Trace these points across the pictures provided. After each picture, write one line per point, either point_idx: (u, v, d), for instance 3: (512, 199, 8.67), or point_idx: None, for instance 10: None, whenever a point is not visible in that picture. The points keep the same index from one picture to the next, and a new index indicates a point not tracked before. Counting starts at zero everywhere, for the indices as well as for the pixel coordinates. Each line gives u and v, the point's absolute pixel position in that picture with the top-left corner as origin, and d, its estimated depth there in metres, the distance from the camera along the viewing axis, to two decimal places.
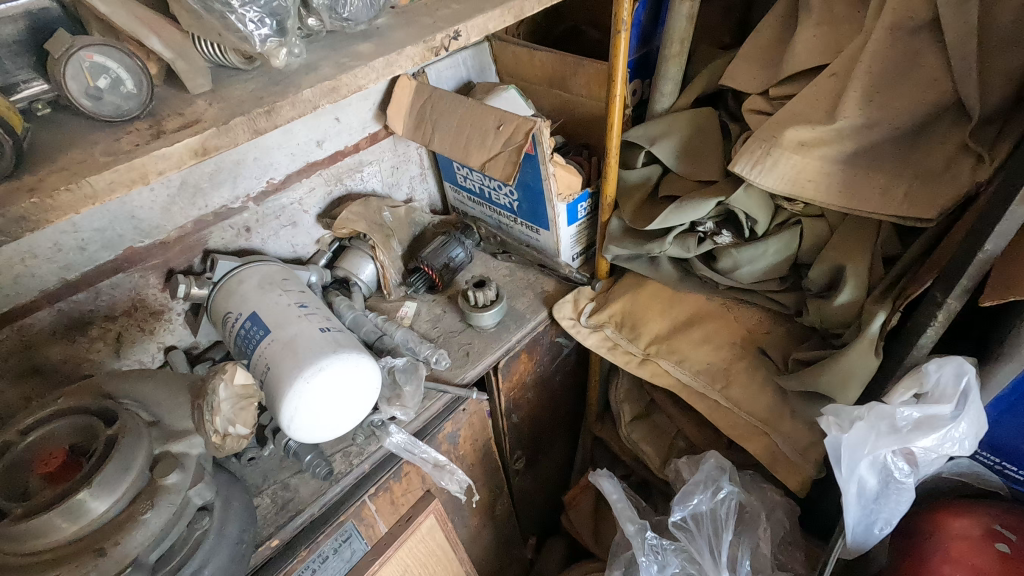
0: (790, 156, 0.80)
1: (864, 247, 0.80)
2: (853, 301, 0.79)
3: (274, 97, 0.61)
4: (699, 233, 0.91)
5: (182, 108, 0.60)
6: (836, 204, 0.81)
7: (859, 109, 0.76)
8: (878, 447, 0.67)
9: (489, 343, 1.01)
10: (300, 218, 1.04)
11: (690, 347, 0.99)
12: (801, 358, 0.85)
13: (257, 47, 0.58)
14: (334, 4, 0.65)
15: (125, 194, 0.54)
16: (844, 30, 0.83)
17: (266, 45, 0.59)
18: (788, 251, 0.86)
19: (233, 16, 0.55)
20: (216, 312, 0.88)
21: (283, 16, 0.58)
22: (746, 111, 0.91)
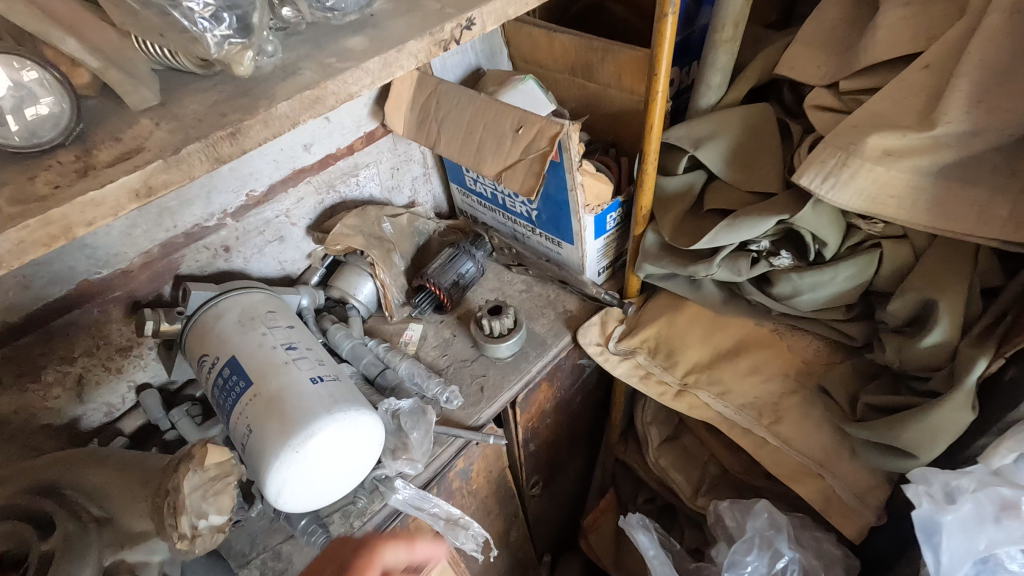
0: (875, 168, 0.66)
1: (959, 278, 0.66)
2: (944, 343, 0.66)
3: (241, 113, 0.48)
4: (752, 253, 0.78)
5: (122, 130, 0.46)
6: (925, 225, 0.67)
7: (964, 113, 0.62)
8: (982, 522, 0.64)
9: (502, 376, 0.88)
10: (287, 232, 0.91)
11: (735, 379, 0.87)
12: (873, 403, 0.73)
13: (211, 53, 0.45)
14: None
15: (45, 254, 0.41)
16: (939, 10, 0.68)
17: (226, 46, 0.45)
18: (860, 278, 0.73)
19: (176, 12, 0.42)
20: (190, 352, 0.76)
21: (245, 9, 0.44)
22: (809, 107, 0.78)
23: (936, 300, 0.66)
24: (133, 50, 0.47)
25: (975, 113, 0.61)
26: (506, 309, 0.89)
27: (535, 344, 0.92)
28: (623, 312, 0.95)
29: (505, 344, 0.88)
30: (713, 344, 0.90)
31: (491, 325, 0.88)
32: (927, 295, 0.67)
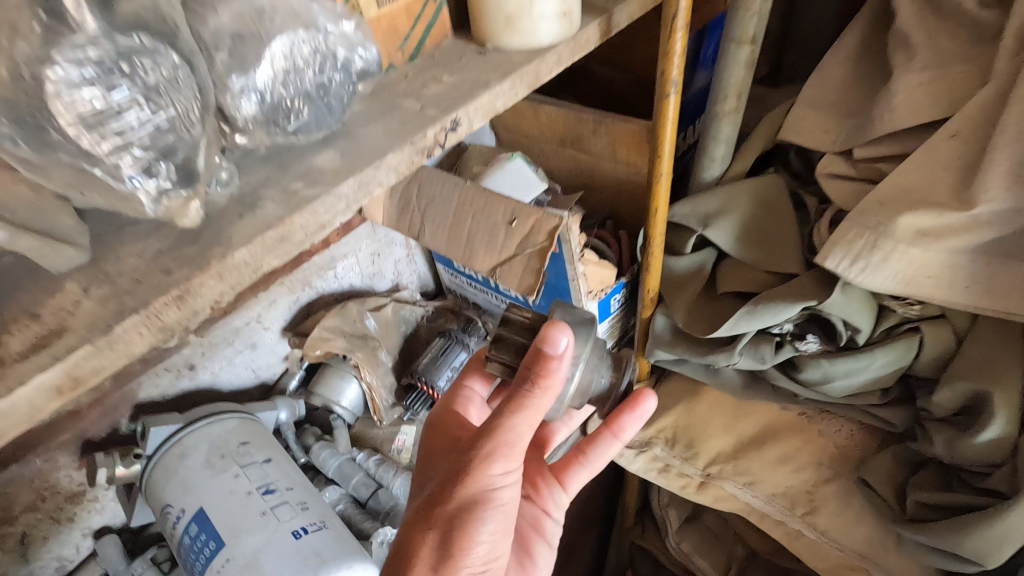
0: (909, 251, 0.60)
1: (1013, 363, 0.60)
2: (1002, 440, 0.60)
3: (190, 269, 0.39)
4: (776, 336, 0.72)
5: (43, 303, 0.38)
6: (968, 304, 0.61)
7: (1005, 191, 0.56)
8: None
9: (591, 374, 0.54)
10: (260, 338, 0.82)
11: (764, 468, 0.79)
12: (926, 501, 0.66)
13: (148, 209, 0.36)
14: (273, 116, 0.41)
15: None
16: (959, 74, 0.62)
17: (165, 202, 0.36)
18: (899, 364, 0.66)
19: (97, 170, 0.33)
20: (152, 497, 0.66)
21: (189, 155, 0.35)
22: (822, 176, 0.72)
23: (993, 391, 0.60)
24: (60, 209, 0.39)
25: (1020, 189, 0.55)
26: (492, 344, 0.54)
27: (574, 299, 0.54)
28: None
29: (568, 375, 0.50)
30: (736, 429, 0.82)
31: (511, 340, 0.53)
32: (981, 386, 0.60)
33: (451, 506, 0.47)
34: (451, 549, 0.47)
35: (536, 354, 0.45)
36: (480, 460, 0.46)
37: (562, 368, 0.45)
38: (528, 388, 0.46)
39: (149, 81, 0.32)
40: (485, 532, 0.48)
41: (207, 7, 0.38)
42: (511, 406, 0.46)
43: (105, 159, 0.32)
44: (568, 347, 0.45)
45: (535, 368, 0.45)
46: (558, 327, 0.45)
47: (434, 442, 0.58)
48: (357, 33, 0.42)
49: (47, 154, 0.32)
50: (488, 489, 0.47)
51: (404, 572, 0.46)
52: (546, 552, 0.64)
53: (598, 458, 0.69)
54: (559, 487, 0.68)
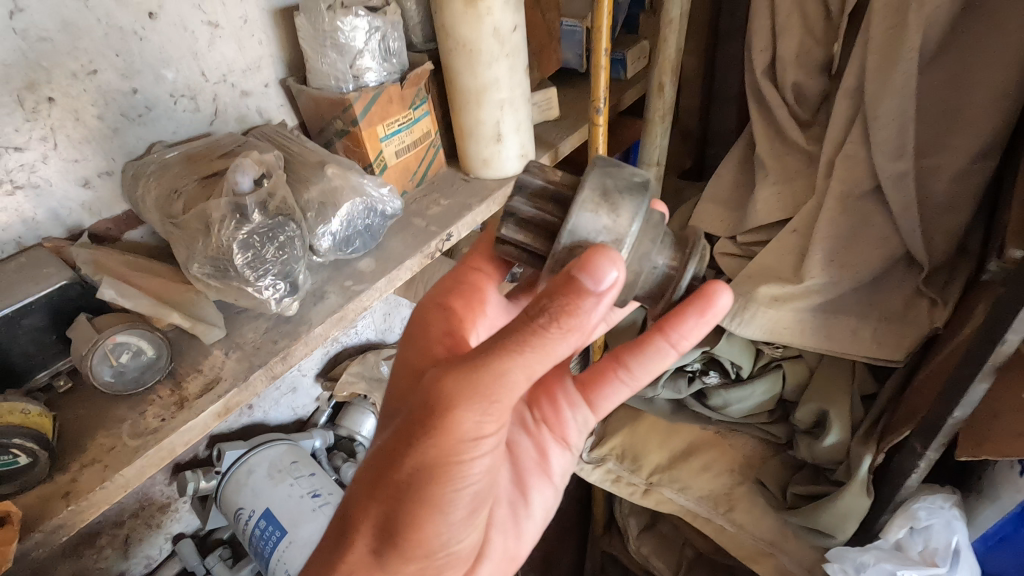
0: (768, 310, 0.85)
1: (844, 390, 0.86)
2: (840, 442, 0.84)
3: (288, 340, 0.64)
4: (689, 373, 0.97)
5: (200, 362, 0.62)
6: (815, 346, 0.85)
7: (823, 270, 0.82)
8: (882, 565, 0.79)
9: (637, 262, 0.49)
10: (299, 382, 1.05)
11: (690, 475, 1.01)
12: (799, 493, 0.89)
13: (271, 307, 0.60)
14: (343, 243, 0.69)
15: (154, 472, 0.55)
16: (798, 187, 0.89)
17: (285, 303, 0.62)
18: (774, 391, 0.91)
19: (250, 288, 0.58)
20: (225, 503, 0.89)
21: (296, 276, 0.61)
22: (719, 255, 0.97)
23: (830, 409, 0.85)
24: (202, 301, 0.64)
25: (831, 269, 0.82)
26: (516, 192, 0.53)
27: (622, 162, 0.48)
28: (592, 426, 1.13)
29: (596, 225, 0.46)
30: (669, 445, 1.05)
31: (537, 228, 0.52)
32: (822, 405, 0.85)
33: (405, 472, 0.42)
34: (403, 523, 0.43)
35: (575, 281, 0.41)
36: (447, 412, 0.41)
37: (603, 301, 0.42)
38: (548, 326, 0.42)
39: (279, 236, 0.58)
40: (446, 507, 0.43)
41: (299, 189, 0.65)
42: (509, 346, 0.42)
43: (254, 280, 0.58)
44: (618, 278, 0.42)
45: (556, 305, 0.41)
46: (610, 255, 0.42)
47: (417, 355, 0.51)
48: (389, 192, 0.70)
49: (221, 279, 0.58)
50: (458, 456, 0.42)
51: (346, 541, 0.44)
52: (546, 493, 0.62)
53: (644, 374, 0.61)
54: (586, 406, 0.63)
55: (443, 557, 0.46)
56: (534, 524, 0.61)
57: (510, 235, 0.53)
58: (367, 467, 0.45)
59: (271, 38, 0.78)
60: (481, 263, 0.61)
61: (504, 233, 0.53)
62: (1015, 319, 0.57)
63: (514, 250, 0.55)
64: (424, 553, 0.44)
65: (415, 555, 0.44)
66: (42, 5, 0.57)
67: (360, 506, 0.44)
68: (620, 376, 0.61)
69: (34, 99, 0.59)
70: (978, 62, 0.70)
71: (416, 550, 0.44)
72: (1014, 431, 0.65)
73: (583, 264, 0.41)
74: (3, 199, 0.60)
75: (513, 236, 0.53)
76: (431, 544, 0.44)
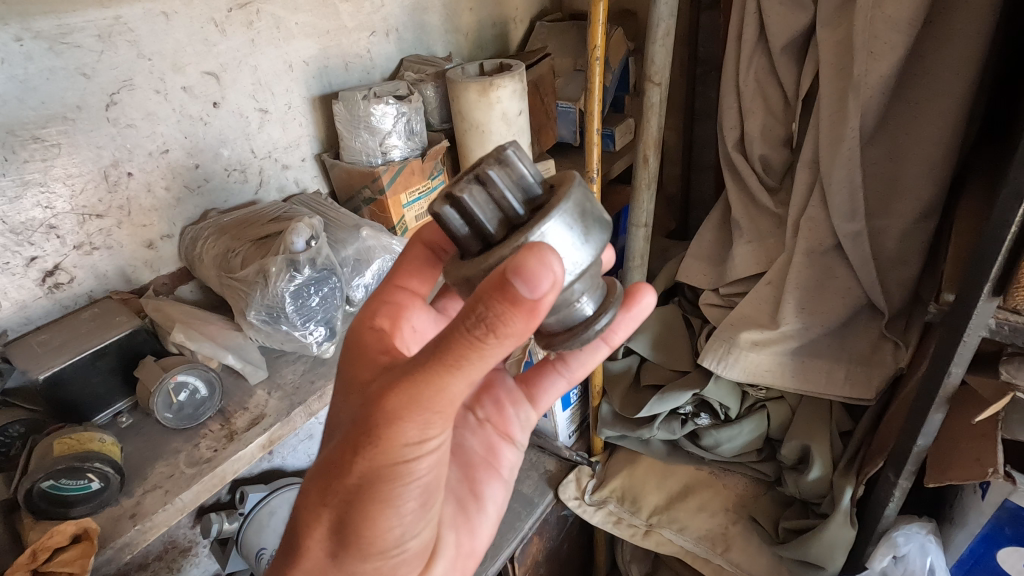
0: (750, 353, 0.94)
1: (823, 427, 0.94)
2: (823, 476, 0.92)
3: (324, 380, 0.72)
4: (682, 415, 1.05)
5: (245, 401, 0.70)
6: (794, 386, 0.94)
7: (796, 317, 0.91)
8: None
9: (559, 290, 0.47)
10: (316, 430, 1.10)
11: (688, 515, 1.07)
12: (791, 527, 0.95)
13: (314, 349, 0.73)
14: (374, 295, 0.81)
15: (206, 498, 0.61)
16: (770, 244, 1.00)
17: (326, 345, 0.74)
18: (760, 430, 1.00)
19: (297, 333, 0.70)
20: (244, 545, 0.91)
21: (335, 322, 0.74)
22: (704, 306, 1.07)
23: (812, 445, 0.92)
24: (248, 345, 0.73)
25: (803, 316, 0.91)
26: (495, 163, 0.47)
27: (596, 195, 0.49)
28: (593, 469, 1.18)
29: (569, 240, 0.45)
30: (666, 486, 1.11)
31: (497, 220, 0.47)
32: (804, 441, 0.93)
33: (353, 478, 0.44)
34: (355, 525, 0.46)
35: (509, 293, 0.38)
36: (388, 423, 0.42)
37: (540, 309, 0.39)
38: (482, 336, 0.39)
39: (323, 287, 0.70)
40: (393, 509, 0.46)
41: (338, 247, 0.75)
42: (442, 364, 0.40)
43: (301, 326, 0.70)
44: (556, 281, 0.39)
45: (487, 312, 0.38)
46: (546, 253, 0.38)
47: (355, 371, 0.51)
48: None
49: (272, 323, 0.69)
50: (402, 460, 0.44)
51: (304, 538, 0.48)
52: (496, 490, 0.66)
53: (578, 365, 0.71)
54: (527, 402, 0.71)
55: (394, 559, 0.49)
56: (487, 523, 0.65)
57: (476, 208, 0.46)
58: (317, 473, 0.47)
59: (310, 121, 0.90)
60: (405, 275, 0.60)
61: (466, 197, 0.45)
62: (954, 356, 0.68)
63: (462, 223, 0.47)
64: (379, 550, 0.48)
65: (369, 553, 0.47)
66: (132, 100, 0.69)
67: (312, 511, 0.47)
68: (560, 370, 0.72)
69: (117, 174, 0.70)
70: (910, 140, 0.83)
71: (370, 548, 0.47)
72: (969, 456, 0.73)
73: (516, 266, 0.37)
74: (84, 258, 0.70)
75: (471, 211, 0.46)
76: (385, 541, 0.47)
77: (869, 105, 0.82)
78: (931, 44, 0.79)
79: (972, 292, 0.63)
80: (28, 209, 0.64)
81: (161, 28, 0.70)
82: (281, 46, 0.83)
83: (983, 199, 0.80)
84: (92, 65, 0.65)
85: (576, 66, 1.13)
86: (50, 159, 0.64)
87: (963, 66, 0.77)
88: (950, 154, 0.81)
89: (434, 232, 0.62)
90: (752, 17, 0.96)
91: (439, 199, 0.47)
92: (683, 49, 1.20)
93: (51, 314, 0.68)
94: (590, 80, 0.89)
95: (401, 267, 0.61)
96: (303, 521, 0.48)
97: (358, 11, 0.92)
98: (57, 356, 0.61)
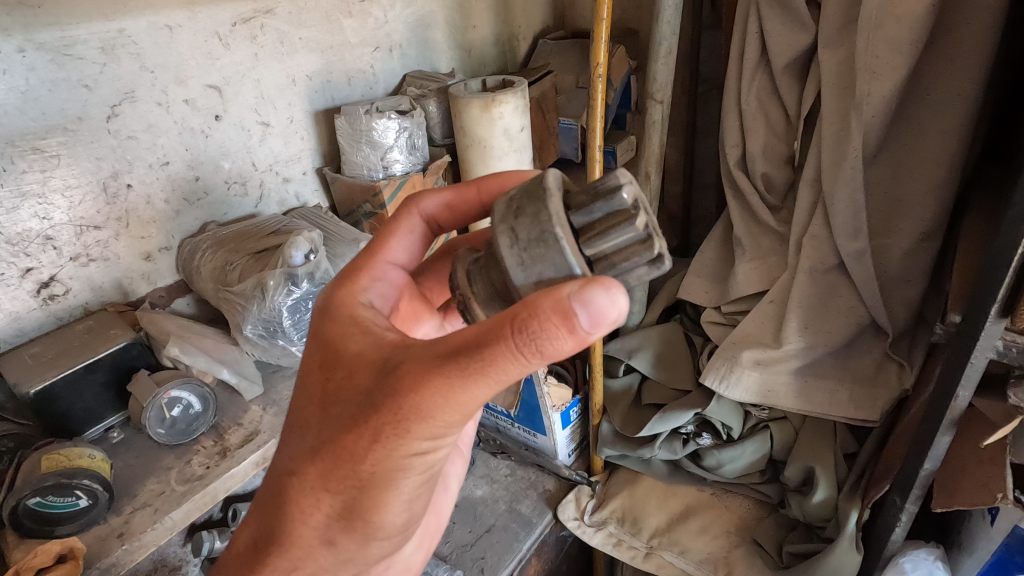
0: (752, 372, 0.93)
1: (827, 449, 0.93)
2: (828, 499, 0.90)
3: None
4: (683, 435, 1.04)
5: (239, 416, 0.69)
6: (797, 407, 0.93)
7: (799, 335, 0.90)
8: None
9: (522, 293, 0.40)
10: None
11: (689, 537, 1.04)
12: (794, 551, 0.93)
13: None
14: None
15: (197, 516, 0.60)
16: (773, 261, 0.99)
17: None
18: (763, 451, 0.98)
19: (294, 348, 0.70)
20: None
21: None
22: (706, 323, 1.06)
23: (816, 467, 0.91)
24: (244, 360, 0.73)
25: (806, 336, 0.91)
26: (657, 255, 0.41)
27: None
28: (593, 489, 1.15)
29: None
30: (667, 507, 1.09)
31: (597, 221, 0.40)
32: (809, 462, 0.92)
33: (366, 469, 0.41)
34: (360, 511, 0.44)
35: (571, 319, 0.35)
36: (413, 419, 0.39)
37: (589, 340, 0.36)
38: (528, 354, 0.36)
39: None
40: (397, 500, 0.44)
41: (337, 261, 0.75)
42: (480, 374, 0.37)
43: (298, 341, 0.70)
44: (617, 319, 0.36)
45: (539, 333, 0.35)
46: (612, 286, 0.36)
47: (350, 349, 0.43)
48: None
49: (270, 338, 0.69)
50: (417, 452, 0.41)
51: (295, 522, 0.45)
52: (458, 465, 0.68)
53: None
54: None
55: (391, 544, 0.48)
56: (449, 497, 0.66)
57: (619, 233, 0.40)
58: (317, 458, 0.42)
59: (311, 134, 0.90)
60: (396, 244, 0.53)
61: (631, 224, 0.39)
62: (961, 379, 0.67)
63: (595, 209, 0.40)
64: (380, 536, 0.46)
65: (370, 539, 0.46)
66: (134, 112, 0.69)
67: (310, 496, 0.44)
68: None
69: (116, 186, 0.70)
70: (913, 160, 0.83)
71: (375, 533, 0.45)
72: (977, 481, 0.72)
73: (581, 296, 0.35)
74: (79, 270, 0.69)
75: (615, 226, 0.39)
76: (388, 527, 0.46)
77: (871, 124, 0.81)
78: (932, 64, 0.79)
79: (978, 314, 0.62)
80: (25, 220, 0.63)
81: (165, 41, 0.70)
82: (285, 61, 0.84)
83: (987, 220, 0.80)
84: (93, 77, 0.65)
85: (579, 83, 1.14)
86: (49, 170, 0.64)
87: (966, 86, 0.77)
88: (954, 174, 0.81)
89: (449, 214, 0.56)
90: (753, 36, 0.96)
91: (629, 193, 0.40)
92: (685, 68, 1.21)
93: (46, 326, 0.68)
94: (592, 96, 0.89)
95: (388, 236, 0.53)
96: (295, 504, 0.44)
97: (362, 26, 0.93)
98: (49, 370, 0.59)
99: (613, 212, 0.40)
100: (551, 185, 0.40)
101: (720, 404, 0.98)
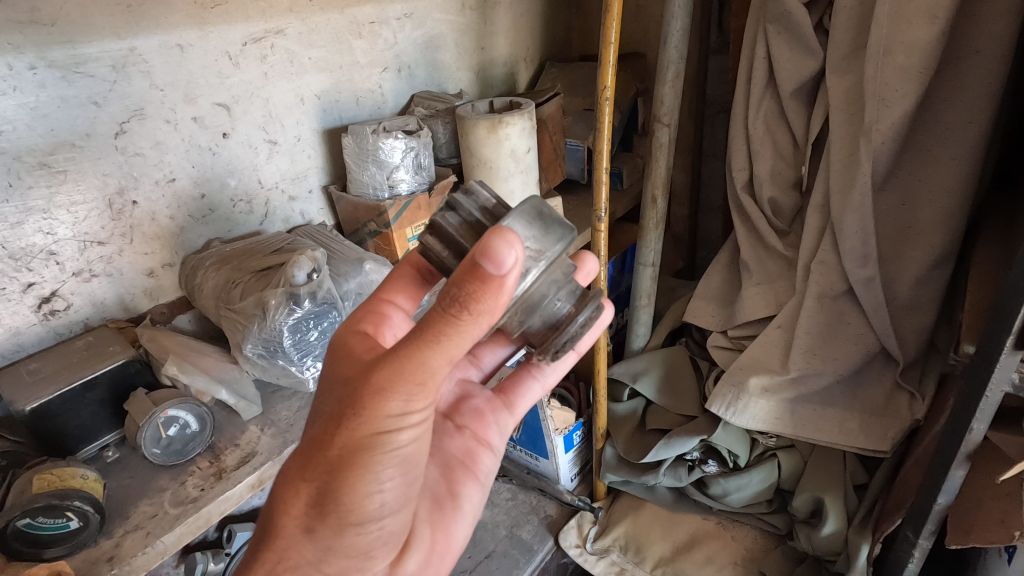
0: (759, 400, 0.92)
1: (836, 479, 0.91)
2: (838, 532, 0.88)
3: None
4: (688, 461, 1.02)
5: (237, 437, 0.68)
6: (805, 436, 0.91)
7: (805, 362, 0.89)
8: None
9: (546, 287, 0.49)
10: None
11: (694, 568, 1.00)
12: None
13: (310, 385, 0.71)
14: None
15: (189, 540, 0.58)
16: (779, 286, 0.98)
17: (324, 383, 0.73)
18: (770, 480, 0.96)
19: (294, 367, 0.69)
20: None
21: None
22: (712, 348, 1.04)
23: (825, 497, 0.89)
24: (244, 380, 0.72)
25: (814, 362, 0.89)
26: (460, 191, 0.52)
27: (541, 205, 0.47)
28: (595, 515, 1.12)
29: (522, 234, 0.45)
30: (671, 536, 1.06)
31: (474, 226, 0.50)
32: (817, 493, 0.90)
33: (334, 452, 0.45)
34: (333, 498, 0.46)
35: (476, 269, 0.41)
36: (370, 396, 0.43)
37: (507, 287, 0.41)
38: (457, 311, 0.42)
39: (323, 321, 0.69)
40: (370, 482, 0.45)
41: (340, 280, 0.75)
42: (423, 340, 0.43)
43: (298, 360, 0.69)
44: (517, 261, 0.41)
45: (457, 288, 0.41)
46: (508, 232, 0.42)
47: (332, 369, 0.49)
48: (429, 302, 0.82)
49: (269, 357, 0.68)
50: (384, 430, 0.44)
51: (279, 515, 0.47)
52: (475, 493, 0.65)
53: (552, 371, 0.70)
54: (504, 408, 0.70)
55: (371, 536, 0.49)
56: (464, 525, 0.63)
57: (445, 224, 0.50)
58: (302, 445, 0.47)
59: (318, 153, 0.90)
60: (397, 293, 0.59)
61: (438, 219, 0.50)
62: (975, 412, 0.65)
63: (459, 222, 0.50)
64: (356, 522, 0.47)
65: (345, 526, 0.47)
66: (142, 129, 0.70)
67: (292, 482, 0.47)
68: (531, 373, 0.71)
69: (121, 202, 0.70)
70: (923, 187, 0.82)
71: (348, 519, 0.46)
72: (993, 518, 0.69)
73: (481, 246, 0.41)
74: (82, 285, 0.69)
75: (439, 227, 0.50)
76: (363, 511, 0.47)
77: (881, 151, 0.81)
78: (943, 90, 0.79)
79: (994, 345, 0.61)
80: (29, 235, 0.63)
81: (175, 59, 0.71)
82: (293, 80, 0.84)
83: (1000, 249, 0.79)
84: (103, 94, 0.66)
85: (586, 105, 1.14)
86: (56, 186, 0.64)
87: (975, 115, 0.77)
88: (964, 202, 0.80)
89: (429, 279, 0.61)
90: (761, 62, 0.96)
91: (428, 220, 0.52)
92: (692, 91, 1.21)
93: (45, 341, 0.67)
94: (599, 118, 0.89)
95: (390, 282, 0.59)
96: (282, 492, 0.48)
97: (371, 47, 0.93)
98: (45, 387, 0.59)
99: (443, 229, 0.50)
100: (436, 248, 0.51)
101: (729, 430, 0.96)
